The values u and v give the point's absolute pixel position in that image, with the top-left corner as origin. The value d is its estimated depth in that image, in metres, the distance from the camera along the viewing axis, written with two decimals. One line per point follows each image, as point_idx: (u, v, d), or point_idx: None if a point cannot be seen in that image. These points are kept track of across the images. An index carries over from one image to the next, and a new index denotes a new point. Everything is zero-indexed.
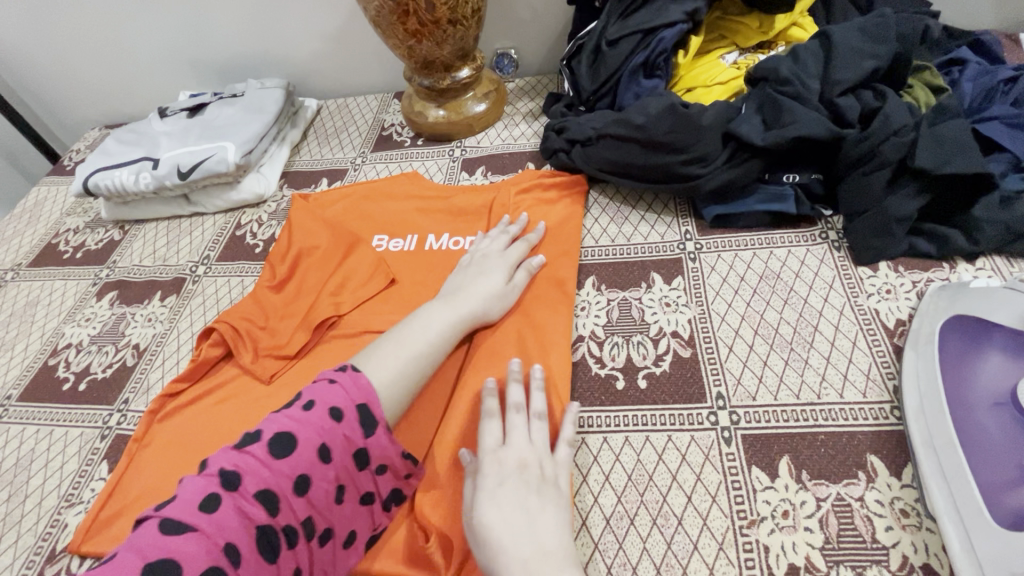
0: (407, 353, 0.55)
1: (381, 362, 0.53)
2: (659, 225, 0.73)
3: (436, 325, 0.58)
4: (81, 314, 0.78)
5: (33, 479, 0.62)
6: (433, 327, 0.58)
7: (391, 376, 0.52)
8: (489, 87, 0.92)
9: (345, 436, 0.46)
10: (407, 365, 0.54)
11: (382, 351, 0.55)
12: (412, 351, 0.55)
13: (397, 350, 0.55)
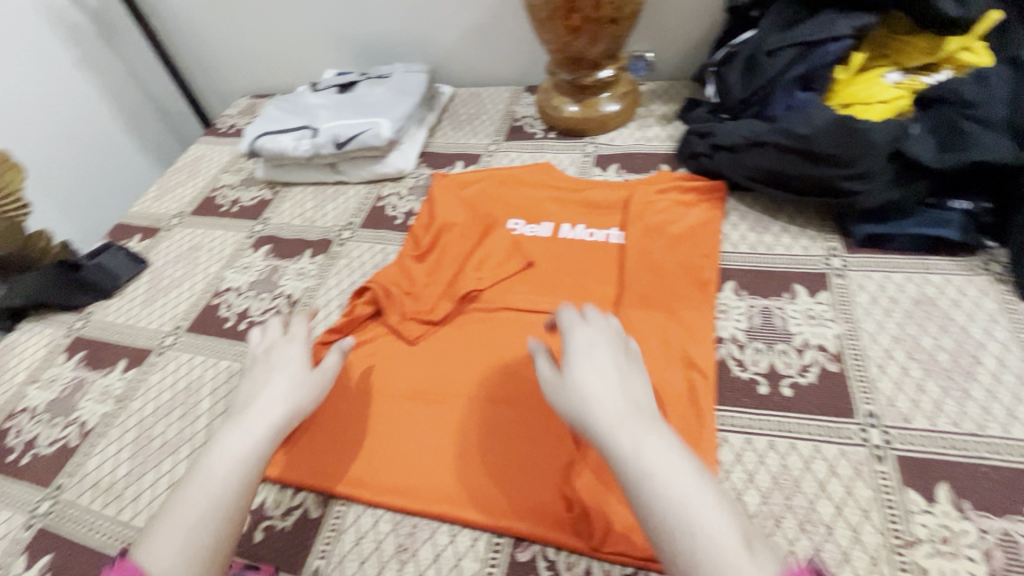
0: (183, 521, 0.44)
1: (167, 537, 0.43)
2: (802, 238, 0.72)
3: (221, 456, 0.48)
4: (240, 262, 0.85)
5: (202, 402, 0.68)
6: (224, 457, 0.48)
7: (180, 542, 0.43)
8: (627, 88, 0.94)
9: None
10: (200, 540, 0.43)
11: (155, 533, 0.43)
12: (187, 513, 0.44)
13: (180, 519, 0.44)
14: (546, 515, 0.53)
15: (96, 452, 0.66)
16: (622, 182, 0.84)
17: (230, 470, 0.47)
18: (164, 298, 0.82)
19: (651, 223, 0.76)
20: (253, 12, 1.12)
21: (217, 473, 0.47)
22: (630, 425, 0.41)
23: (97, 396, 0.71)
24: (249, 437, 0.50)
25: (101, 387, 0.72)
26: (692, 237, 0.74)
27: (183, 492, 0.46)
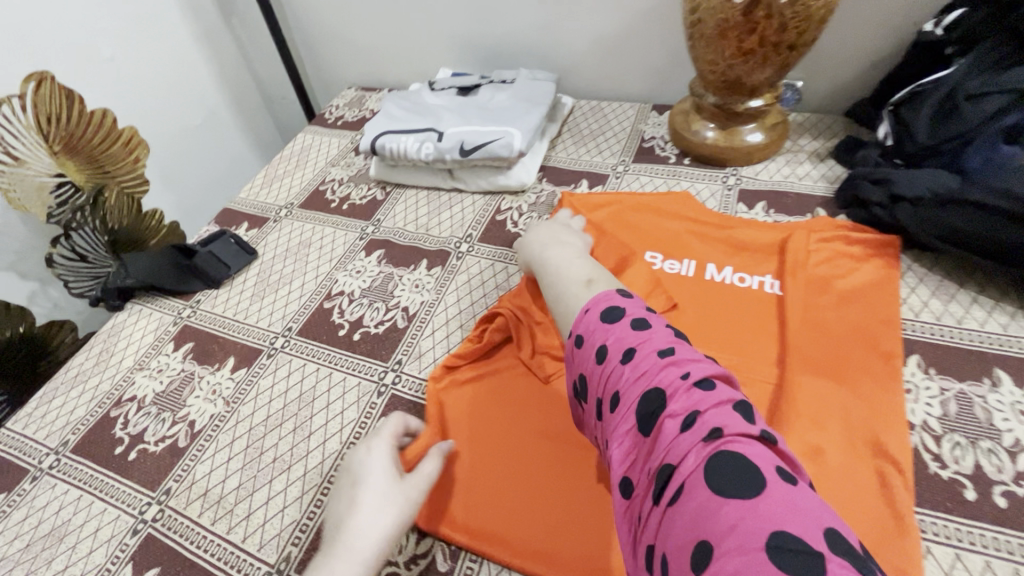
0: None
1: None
2: (999, 314, 0.63)
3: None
4: (352, 264, 0.81)
5: (316, 417, 0.64)
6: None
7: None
8: (777, 119, 0.86)
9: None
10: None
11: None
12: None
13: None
14: None
15: (205, 458, 0.62)
16: (773, 224, 0.76)
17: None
18: (273, 294, 0.79)
19: (814, 276, 0.68)
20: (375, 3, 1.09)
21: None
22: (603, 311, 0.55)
23: (205, 395, 0.68)
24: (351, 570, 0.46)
25: (210, 385, 0.69)
26: (866, 297, 0.66)
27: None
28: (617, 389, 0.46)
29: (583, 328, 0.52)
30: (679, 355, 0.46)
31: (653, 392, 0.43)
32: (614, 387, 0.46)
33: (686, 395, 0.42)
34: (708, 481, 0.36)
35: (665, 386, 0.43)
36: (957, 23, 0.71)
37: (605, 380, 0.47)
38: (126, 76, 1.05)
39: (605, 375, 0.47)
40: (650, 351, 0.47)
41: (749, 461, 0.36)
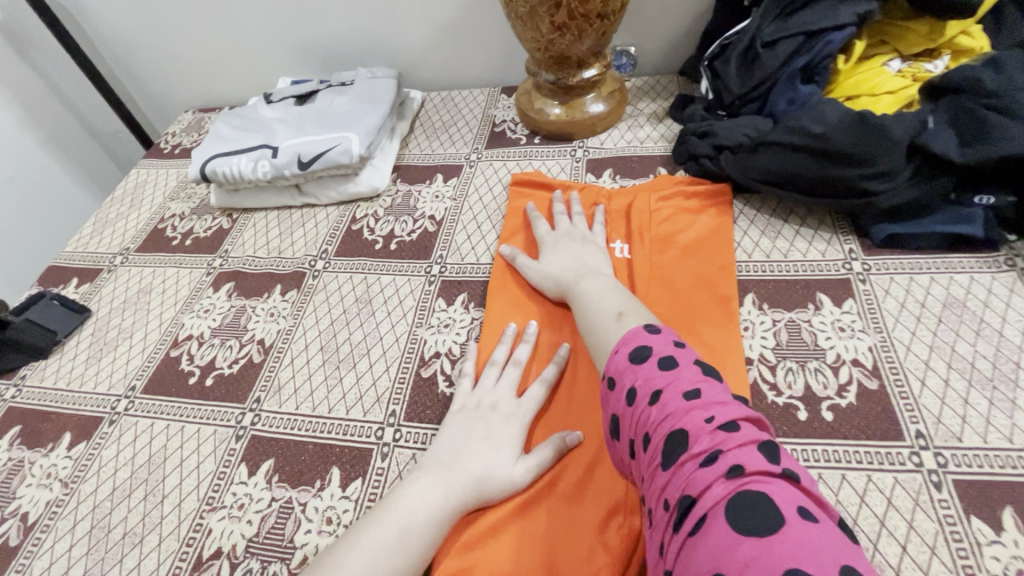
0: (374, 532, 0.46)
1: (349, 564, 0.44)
2: (818, 241, 0.68)
3: (416, 502, 0.48)
4: (199, 304, 0.75)
5: (168, 478, 0.59)
6: (426, 505, 0.48)
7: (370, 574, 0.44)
8: (613, 87, 0.88)
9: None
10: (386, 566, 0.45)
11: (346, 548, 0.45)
12: (372, 546, 0.45)
13: (375, 540, 0.46)
14: None
15: (42, 551, 0.55)
16: (621, 189, 0.78)
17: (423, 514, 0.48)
18: (111, 353, 0.72)
19: (659, 235, 0.71)
20: (189, 16, 1.00)
21: (412, 516, 0.47)
22: None
23: (40, 480, 0.61)
24: (458, 484, 0.50)
25: (43, 469, 0.62)
26: (703, 249, 0.69)
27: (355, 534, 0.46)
28: (642, 421, 0.42)
29: (612, 368, 0.47)
30: (708, 396, 0.41)
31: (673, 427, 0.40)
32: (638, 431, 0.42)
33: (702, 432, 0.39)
34: (728, 516, 0.33)
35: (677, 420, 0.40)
36: None
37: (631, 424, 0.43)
38: None
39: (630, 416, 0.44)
40: (676, 390, 0.42)
41: (771, 499, 0.34)
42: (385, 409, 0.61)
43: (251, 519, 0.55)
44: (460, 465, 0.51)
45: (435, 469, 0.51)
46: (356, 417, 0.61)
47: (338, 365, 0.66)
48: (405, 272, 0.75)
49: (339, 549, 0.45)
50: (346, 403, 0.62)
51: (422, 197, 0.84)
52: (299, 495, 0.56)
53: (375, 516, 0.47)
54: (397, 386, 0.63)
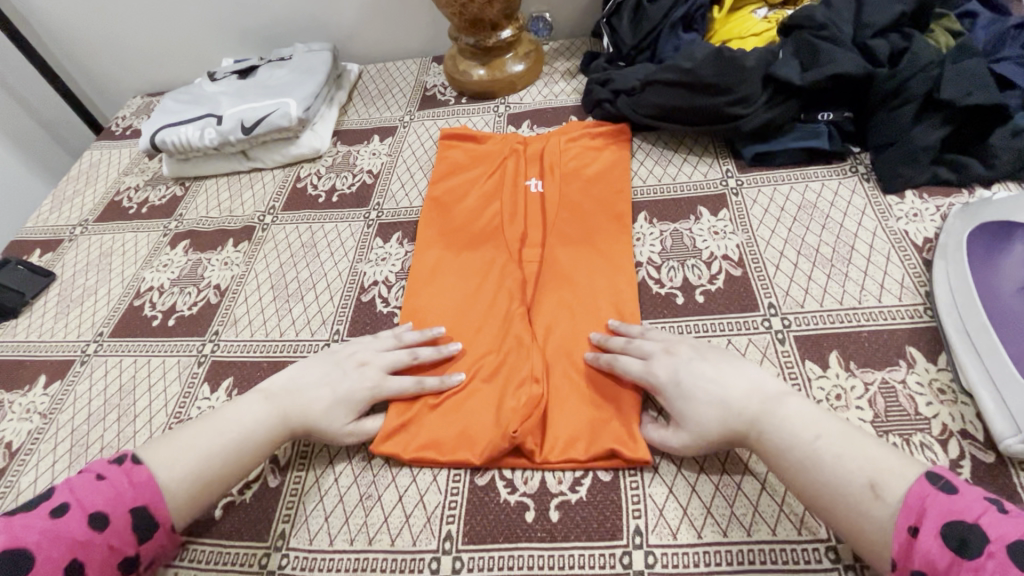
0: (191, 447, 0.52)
1: (172, 451, 0.51)
2: (701, 166, 0.79)
3: (243, 418, 0.54)
4: (158, 260, 0.82)
5: (139, 401, 0.66)
6: (246, 420, 0.54)
7: (188, 463, 0.51)
8: (529, 48, 0.97)
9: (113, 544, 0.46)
10: (204, 473, 0.51)
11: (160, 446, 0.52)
12: (201, 442, 0.52)
13: (196, 443, 0.52)
14: (558, 442, 0.55)
15: (28, 469, 0.63)
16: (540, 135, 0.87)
17: (245, 427, 0.54)
18: (78, 308, 0.78)
19: (568, 169, 0.80)
20: (131, 3, 1.06)
21: (238, 430, 0.54)
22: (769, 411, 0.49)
23: (20, 416, 0.68)
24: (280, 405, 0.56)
25: (23, 406, 0.68)
26: (604, 179, 0.78)
27: (192, 429, 0.53)
28: (920, 558, 0.39)
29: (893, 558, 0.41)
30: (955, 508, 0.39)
31: (977, 541, 0.37)
32: (935, 574, 0.38)
33: (1008, 522, 0.37)
34: None
35: (971, 550, 0.37)
36: None
37: (910, 554, 0.40)
38: None
39: (909, 544, 0.40)
40: (933, 520, 0.39)
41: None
42: (330, 329, 0.69)
43: None
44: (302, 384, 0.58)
45: (269, 398, 0.56)
46: (305, 337, 0.69)
47: (288, 299, 0.74)
48: (346, 218, 0.83)
49: (172, 439, 0.52)
50: (296, 327, 0.71)
51: (360, 155, 0.92)
52: None
53: (205, 421, 0.54)
54: (340, 310, 0.71)
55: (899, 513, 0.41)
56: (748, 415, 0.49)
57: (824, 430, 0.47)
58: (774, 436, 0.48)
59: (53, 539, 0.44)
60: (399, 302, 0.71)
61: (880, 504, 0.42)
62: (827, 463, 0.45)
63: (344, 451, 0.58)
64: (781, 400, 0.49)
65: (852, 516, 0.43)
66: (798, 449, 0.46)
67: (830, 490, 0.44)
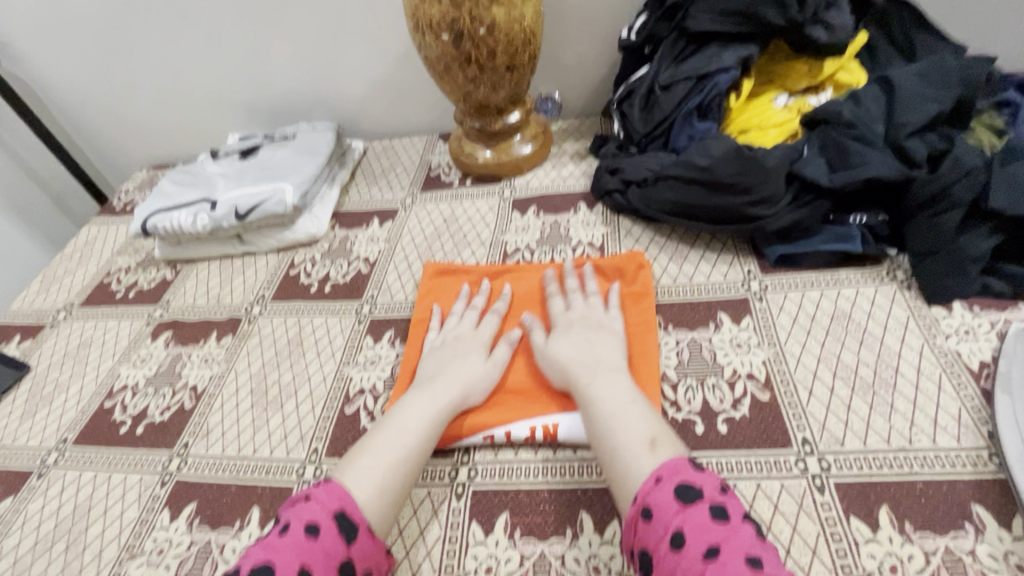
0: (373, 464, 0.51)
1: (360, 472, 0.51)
2: (720, 264, 0.72)
3: (412, 418, 0.56)
4: (137, 354, 0.77)
5: (91, 528, 0.60)
6: (422, 414, 0.56)
7: (375, 481, 0.50)
8: (536, 130, 0.94)
9: (325, 551, 0.44)
10: (385, 478, 0.51)
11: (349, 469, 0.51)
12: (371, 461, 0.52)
13: (375, 460, 0.52)
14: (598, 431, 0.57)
15: None
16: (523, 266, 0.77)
17: (417, 434, 0.55)
18: (46, 407, 0.73)
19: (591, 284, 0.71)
20: (141, 82, 1.06)
21: (409, 430, 0.55)
22: (602, 375, 0.56)
23: None
24: (440, 401, 0.58)
25: None
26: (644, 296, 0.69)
27: (371, 443, 0.54)
28: (648, 503, 0.44)
29: (642, 498, 0.44)
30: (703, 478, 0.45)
31: (695, 492, 0.43)
32: (661, 513, 0.42)
33: (727, 497, 0.44)
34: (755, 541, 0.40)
35: (690, 497, 0.43)
36: (642, 27, 0.82)
37: (649, 494, 0.44)
38: None
39: (650, 489, 0.45)
40: (677, 476, 0.45)
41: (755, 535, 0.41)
42: (308, 446, 0.63)
43: (169, 563, 0.56)
44: (436, 386, 0.60)
45: (424, 410, 0.57)
46: (279, 456, 0.62)
47: (266, 407, 0.68)
48: (337, 312, 0.78)
49: (352, 457, 0.52)
50: (271, 443, 0.64)
51: (358, 240, 0.88)
52: (218, 537, 0.57)
53: (377, 433, 0.55)
54: (321, 423, 0.65)
55: (657, 467, 0.46)
56: (590, 374, 0.57)
57: (625, 400, 0.53)
58: (601, 387, 0.55)
59: (282, 553, 0.43)
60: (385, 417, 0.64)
61: (649, 459, 0.47)
62: (625, 420, 0.51)
63: None
64: (610, 379, 0.56)
65: (625, 466, 0.48)
66: (610, 404, 0.53)
67: (614, 443, 0.50)
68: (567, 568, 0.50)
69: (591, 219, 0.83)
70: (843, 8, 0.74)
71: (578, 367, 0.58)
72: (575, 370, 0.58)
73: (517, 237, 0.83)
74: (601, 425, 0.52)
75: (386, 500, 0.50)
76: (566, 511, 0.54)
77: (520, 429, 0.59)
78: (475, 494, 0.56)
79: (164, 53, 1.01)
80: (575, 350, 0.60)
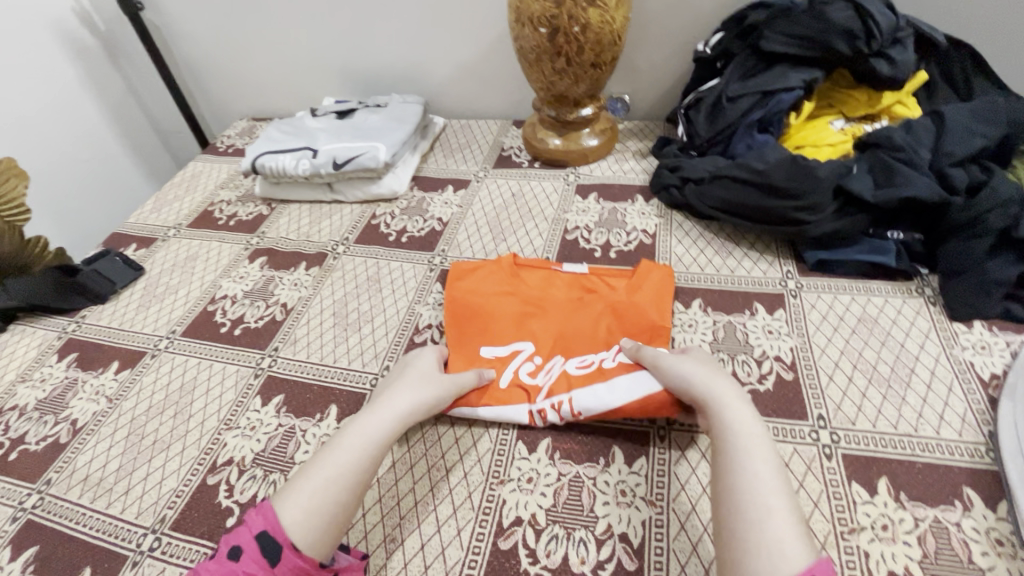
0: (315, 489, 0.51)
1: (299, 496, 0.50)
2: (760, 263, 0.80)
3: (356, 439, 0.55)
4: (236, 271, 0.89)
5: (195, 402, 0.71)
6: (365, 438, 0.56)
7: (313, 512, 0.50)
8: (604, 126, 1.02)
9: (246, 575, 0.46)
10: (324, 502, 0.51)
11: (293, 493, 0.51)
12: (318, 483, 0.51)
13: (314, 487, 0.51)
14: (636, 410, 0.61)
15: (86, 449, 0.67)
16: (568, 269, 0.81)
17: (352, 457, 0.54)
18: (158, 304, 0.85)
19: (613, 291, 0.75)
20: (257, 41, 1.19)
21: (352, 456, 0.54)
22: (749, 436, 0.51)
23: (89, 396, 0.73)
24: (386, 418, 0.58)
25: (93, 388, 0.74)
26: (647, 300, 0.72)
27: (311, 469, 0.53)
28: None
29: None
30: None
31: None
32: None
33: None
34: None
35: None
36: (718, 43, 0.91)
37: None
38: (15, 119, 1.08)
39: None
40: None
41: None
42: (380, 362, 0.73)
43: (259, 438, 0.66)
44: (389, 404, 0.59)
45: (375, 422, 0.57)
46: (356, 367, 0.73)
47: (346, 328, 0.78)
48: (412, 260, 0.88)
49: (296, 483, 0.52)
50: (348, 356, 0.74)
51: (433, 203, 0.98)
52: (301, 423, 0.67)
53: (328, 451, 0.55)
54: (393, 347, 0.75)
55: (809, 564, 0.41)
56: (737, 425, 0.52)
57: (769, 477, 0.48)
58: (749, 440, 0.51)
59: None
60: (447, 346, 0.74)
61: (800, 539, 0.43)
62: (771, 491, 0.46)
63: (376, 487, 0.60)
64: (754, 437, 0.51)
65: (764, 512, 0.45)
66: (758, 467, 0.48)
67: (749, 482, 0.47)
68: (598, 487, 0.58)
69: (647, 210, 0.91)
70: (908, 45, 0.80)
71: (737, 410, 0.54)
72: (721, 412, 0.54)
73: (577, 217, 0.92)
74: (744, 486, 0.47)
75: (314, 532, 0.49)
76: (601, 444, 0.62)
77: (552, 413, 0.63)
78: (524, 421, 0.65)
79: (282, 19, 1.14)
80: (726, 393, 0.56)
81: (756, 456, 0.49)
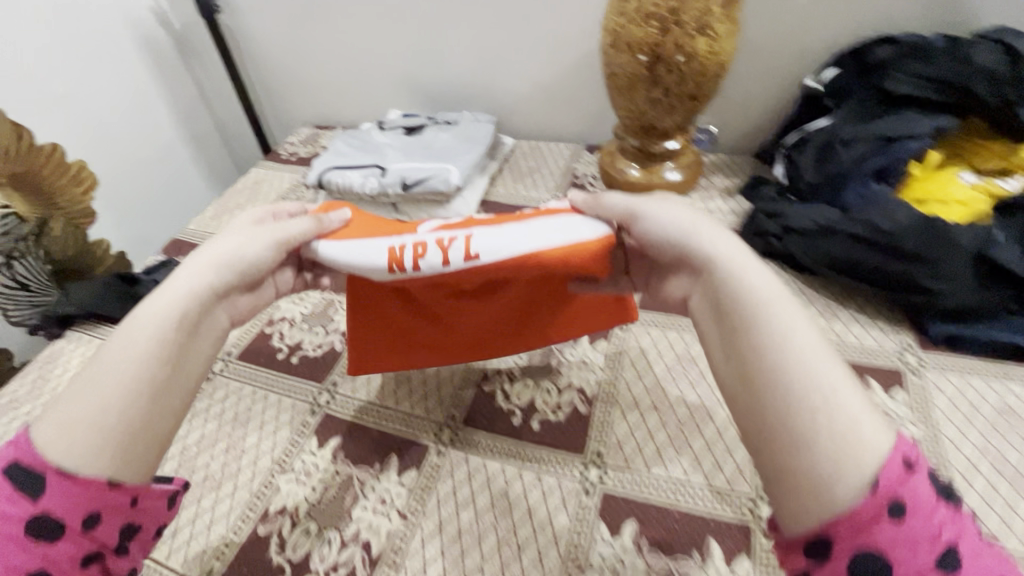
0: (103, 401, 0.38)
1: (77, 428, 0.37)
2: (874, 330, 0.71)
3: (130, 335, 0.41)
4: (295, 292, 0.85)
5: (248, 437, 0.66)
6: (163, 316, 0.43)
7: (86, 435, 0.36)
8: (689, 160, 0.94)
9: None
10: (104, 419, 0.37)
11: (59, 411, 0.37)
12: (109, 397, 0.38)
13: (85, 398, 0.38)
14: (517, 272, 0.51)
15: None
16: None
17: (148, 344, 0.41)
18: None
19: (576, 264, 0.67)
20: (329, 50, 1.16)
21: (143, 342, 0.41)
22: (783, 305, 0.38)
23: None
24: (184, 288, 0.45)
25: None
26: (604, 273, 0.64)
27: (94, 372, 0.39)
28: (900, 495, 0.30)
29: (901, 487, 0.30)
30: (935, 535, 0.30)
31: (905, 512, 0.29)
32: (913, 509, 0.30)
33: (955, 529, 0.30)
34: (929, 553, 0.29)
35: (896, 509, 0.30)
36: (832, 80, 0.83)
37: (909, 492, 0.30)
38: (88, 118, 1.07)
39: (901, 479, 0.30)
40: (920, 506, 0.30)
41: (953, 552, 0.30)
42: (445, 412, 0.67)
43: (315, 486, 0.61)
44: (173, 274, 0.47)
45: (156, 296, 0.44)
46: (418, 414, 0.67)
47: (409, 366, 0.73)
48: None
49: (72, 393, 0.38)
50: (411, 400, 0.69)
51: None
52: (359, 473, 0.62)
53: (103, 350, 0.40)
54: (459, 393, 0.69)
55: (887, 453, 0.31)
56: (758, 304, 0.38)
57: (823, 363, 0.35)
58: (785, 319, 0.37)
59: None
60: (520, 401, 0.67)
61: (876, 423, 0.32)
62: (840, 400, 0.33)
63: (442, 560, 0.54)
64: (778, 310, 0.38)
65: (827, 407, 0.33)
66: (808, 362, 0.35)
67: (798, 376, 0.34)
68: None
69: None
70: None
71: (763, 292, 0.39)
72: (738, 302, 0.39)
73: None
74: (780, 395, 0.34)
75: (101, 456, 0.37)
76: (696, 534, 0.55)
77: (433, 254, 0.51)
78: (606, 496, 0.58)
79: (357, 29, 1.11)
80: (723, 252, 0.42)
81: (813, 349, 0.35)
